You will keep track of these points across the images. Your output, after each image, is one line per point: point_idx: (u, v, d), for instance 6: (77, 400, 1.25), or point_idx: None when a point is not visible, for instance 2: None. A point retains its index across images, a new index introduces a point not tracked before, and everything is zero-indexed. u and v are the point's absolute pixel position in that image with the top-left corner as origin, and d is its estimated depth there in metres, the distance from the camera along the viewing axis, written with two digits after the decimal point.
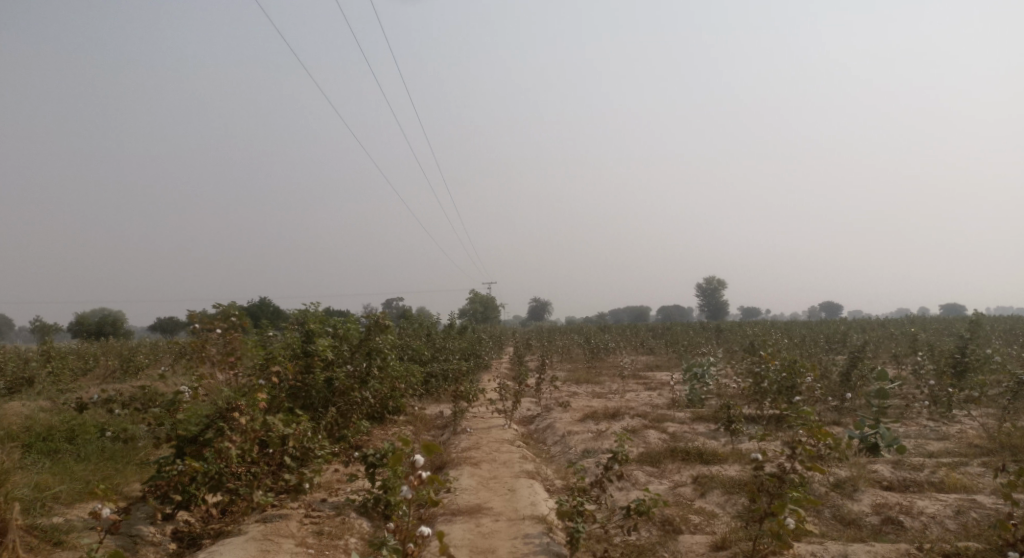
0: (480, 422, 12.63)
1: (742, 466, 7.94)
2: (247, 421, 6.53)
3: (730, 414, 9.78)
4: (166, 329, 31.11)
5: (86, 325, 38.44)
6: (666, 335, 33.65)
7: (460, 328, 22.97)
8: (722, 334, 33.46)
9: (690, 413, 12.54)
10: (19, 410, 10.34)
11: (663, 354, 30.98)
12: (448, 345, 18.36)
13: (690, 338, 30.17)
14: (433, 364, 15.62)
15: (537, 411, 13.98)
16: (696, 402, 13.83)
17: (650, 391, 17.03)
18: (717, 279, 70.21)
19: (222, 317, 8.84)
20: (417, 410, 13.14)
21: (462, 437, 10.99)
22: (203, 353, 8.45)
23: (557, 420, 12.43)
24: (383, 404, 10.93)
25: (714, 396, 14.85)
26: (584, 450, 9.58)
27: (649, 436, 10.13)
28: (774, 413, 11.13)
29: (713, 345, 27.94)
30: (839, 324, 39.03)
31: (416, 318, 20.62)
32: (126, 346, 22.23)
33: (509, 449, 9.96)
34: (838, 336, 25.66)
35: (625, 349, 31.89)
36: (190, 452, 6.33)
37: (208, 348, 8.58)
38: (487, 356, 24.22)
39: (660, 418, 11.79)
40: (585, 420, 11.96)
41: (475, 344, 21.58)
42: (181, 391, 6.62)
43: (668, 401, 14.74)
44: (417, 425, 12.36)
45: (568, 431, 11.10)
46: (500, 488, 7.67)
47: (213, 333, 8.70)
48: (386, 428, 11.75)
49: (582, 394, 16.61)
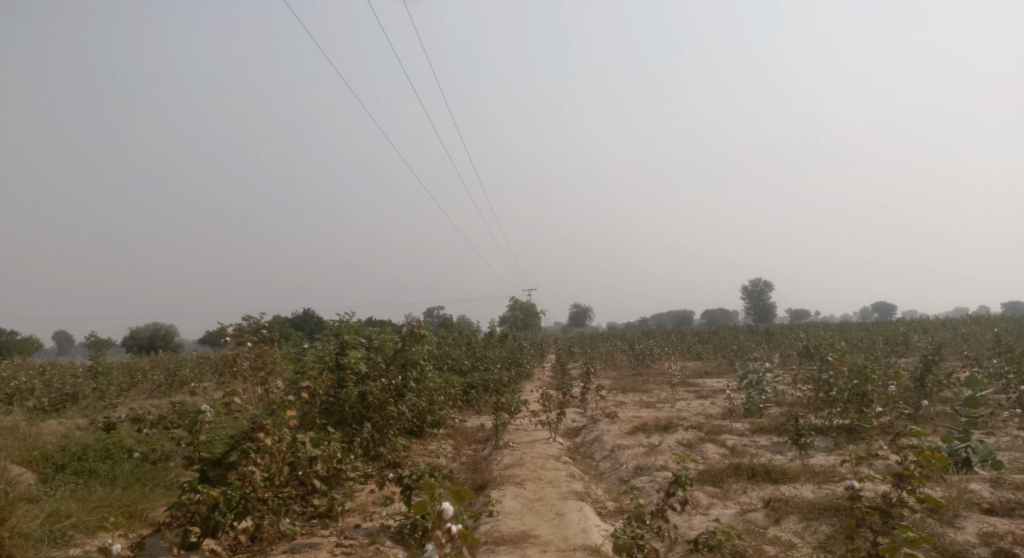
0: (524, 434, 12.04)
1: (817, 487, 7.12)
2: (274, 442, 6.11)
3: (798, 427, 8.93)
4: (213, 343, 31.45)
5: (140, 339, 39.50)
6: (714, 339, 32.51)
7: (501, 336, 22.48)
8: (772, 337, 32.09)
9: (749, 424, 11.68)
10: (57, 429, 10.23)
11: (711, 360, 29.85)
12: (489, 354, 17.85)
13: (739, 343, 28.96)
14: (474, 374, 15.10)
15: (583, 423, 13.32)
16: (754, 412, 12.93)
17: (701, 399, 16.15)
18: (762, 281, 68.04)
19: (252, 330, 8.38)
20: (457, 423, 12.65)
21: (504, 452, 10.43)
22: (235, 368, 8.09)
23: (605, 432, 11.75)
24: (422, 418, 10.46)
25: (773, 405, 13.92)
26: (636, 467, 8.88)
27: (707, 451, 9.36)
28: (844, 424, 10.21)
29: (764, 350, 26.74)
30: (896, 325, 37.09)
31: (456, 327, 20.18)
32: (173, 360, 22.42)
33: (555, 465, 9.32)
34: (901, 337, 24.21)
35: (671, 356, 30.85)
36: (213, 476, 5.93)
37: (240, 362, 8.18)
38: (529, 364, 23.66)
39: (716, 430, 10.98)
40: (635, 432, 11.23)
41: (516, 353, 21.03)
42: (203, 411, 6.24)
43: (723, 411, 13.85)
44: (457, 440, 11.86)
45: (617, 445, 10.39)
46: (547, 512, 7.04)
47: (245, 346, 8.30)
48: (426, 443, 11.25)
49: (630, 403, 15.84)
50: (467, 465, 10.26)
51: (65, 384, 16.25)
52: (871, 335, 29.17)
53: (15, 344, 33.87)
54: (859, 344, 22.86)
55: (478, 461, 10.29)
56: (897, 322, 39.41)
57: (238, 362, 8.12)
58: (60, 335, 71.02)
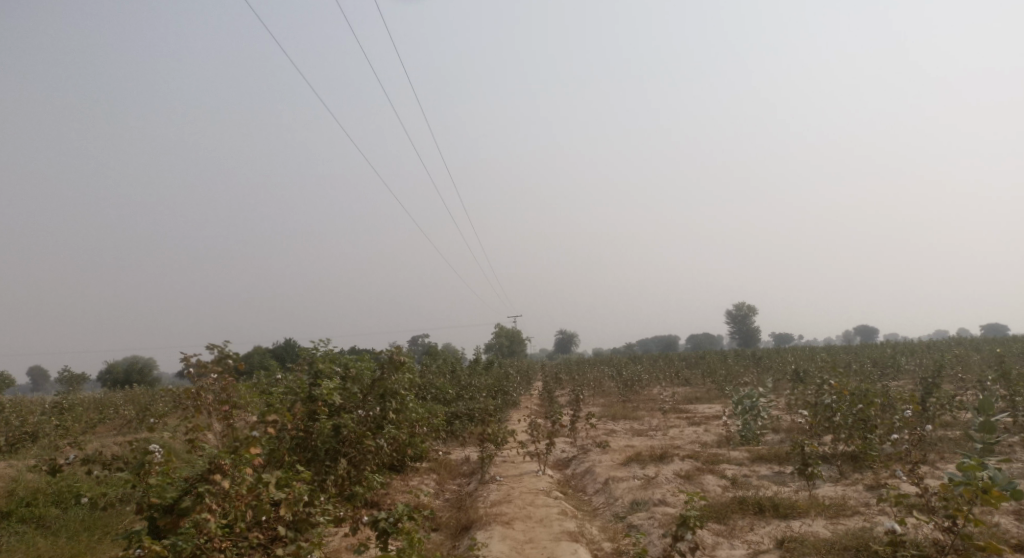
0: (511, 467, 11.40)
1: (830, 522, 6.56)
2: (232, 484, 5.50)
3: (804, 456, 8.41)
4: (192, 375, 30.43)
5: (117, 372, 38.30)
6: (702, 364, 32.14)
7: (487, 363, 21.87)
8: (761, 361, 31.74)
9: (748, 452, 11.15)
10: (5, 471, 9.41)
11: (700, 385, 29.40)
12: (474, 383, 17.24)
13: (728, 367, 28.57)
14: (458, 403, 14.44)
15: (573, 453, 12.73)
16: (751, 439, 12.42)
17: (694, 426, 15.61)
18: (746, 305, 68.03)
19: (216, 361, 7.72)
20: (441, 455, 11.99)
21: (490, 487, 9.80)
22: (198, 401, 7.40)
23: (597, 463, 11.17)
24: (402, 452, 9.81)
25: (769, 431, 13.42)
26: (632, 502, 8.30)
27: (706, 482, 8.79)
28: (848, 450, 9.72)
29: (754, 374, 26.35)
30: (881, 347, 37.03)
31: (441, 354, 19.55)
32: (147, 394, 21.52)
33: (546, 501, 8.69)
34: (890, 359, 23.97)
35: (659, 382, 30.38)
36: (164, 524, 5.29)
37: (204, 394, 7.48)
38: (516, 392, 23.03)
39: (713, 459, 10.43)
40: (629, 463, 10.63)
41: (503, 381, 20.42)
42: (154, 452, 5.61)
43: (718, 439, 13.31)
44: (441, 474, 11.21)
45: (610, 477, 9.80)
46: (537, 556, 6.42)
47: (209, 379, 7.63)
48: (407, 478, 10.58)
49: (621, 431, 15.26)
50: (451, 502, 9.60)
51: (27, 421, 15.34)
52: (859, 358, 28.97)
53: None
54: (849, 367, 22.54)
55: (463, 498, 9.62)
56: (883, 345, 39.33)
57: (202, 395, 7.44)
58: (34, 369, 68.97)
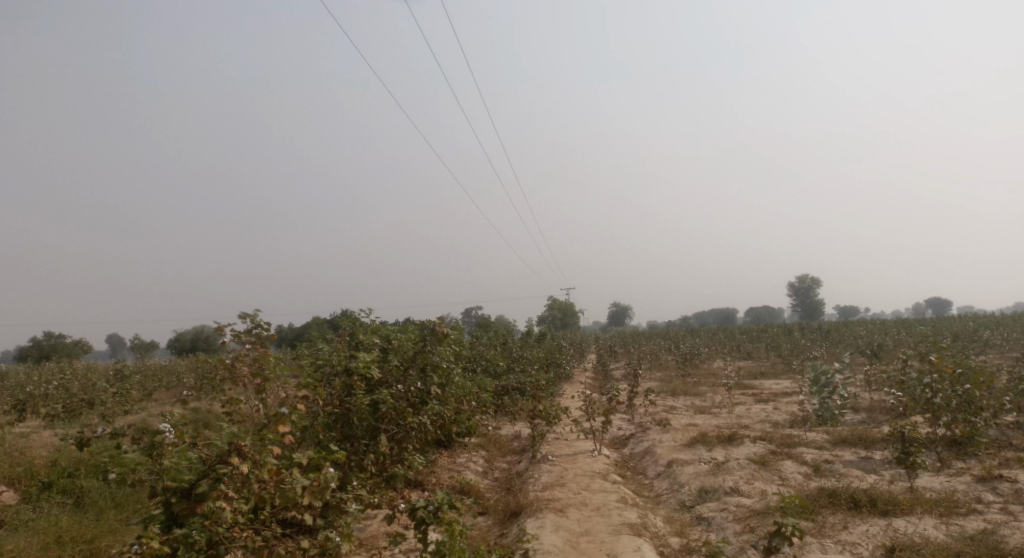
0: (564, 446, 10.68)
1: (942, 522, 5.54)
2: (251, 468, 4.90)
3: (904, 440, 7.18)
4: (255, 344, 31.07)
5: (185, 341, 39.59)
6: (765, 338, 30.54)
7: (539, 335, 21.16)
8: (829, 335, 29.86)
9: (827, 434, 10.06)
10: (54, 441, 9.32)
11: (763, 359, 27.93)
12: (525, 355, 16.54)
13: (794, 341, 26.97)
14: (509, 377, 13.78)
15: (630, 431, 11.92)
16: (829, 419, 11.27)
17: (762, 404, 14.50)
18: (810, 277, 64.84)
19: (249, 331, 7.13)
20: (491, 431, 11.39)
21: (542, 468, 9.13)
22: (234, 372, 6.82)
23: (658, 443, 10.32)
24: (447, 429, 9.20)
25: (848, 411, 12.23)
26: (700, 490, 7.44)
27: (784, 470, 7.83)
28: (947, 434, 8.56)
29: (823, 349, 24.77)
30: (963, 320, 34.40)
31: (492, 326, 18.92)
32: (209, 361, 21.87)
33: (602, 486, 7.93)
34: (976, 331, 21.96)
35: (719, 357, 29.03)
36: (180, 510, 4.78)
37: (238, 366, 6.91)
38: (570, 365, 22.28)
39: (788, 442, 9.42)
40: (693, 444, 9.73)
41: (555, 354, 19.67)
42: (165, 432, 5.10)
43: (790, 418, 12.22)
44: (489, 452, 10.62)
45: (673, 460, 8.95)
46: (594, 552, 5.68)
47: (244, 349, 7.08)
48: (453, 456, 10.06)
49: (682, 408, 14.30)
50: (500, 483, 9.01)
51: (88, 388, 15.57)
52: (940, 331, 26.80)
53: (64, 347, 34.14)
54: (932, 342, 20.70)
55: (512, 479, 9.00)
56: (963, 317, 36.59)
57: (238, 366, 6.87)
58: (114, 338, 72.67)
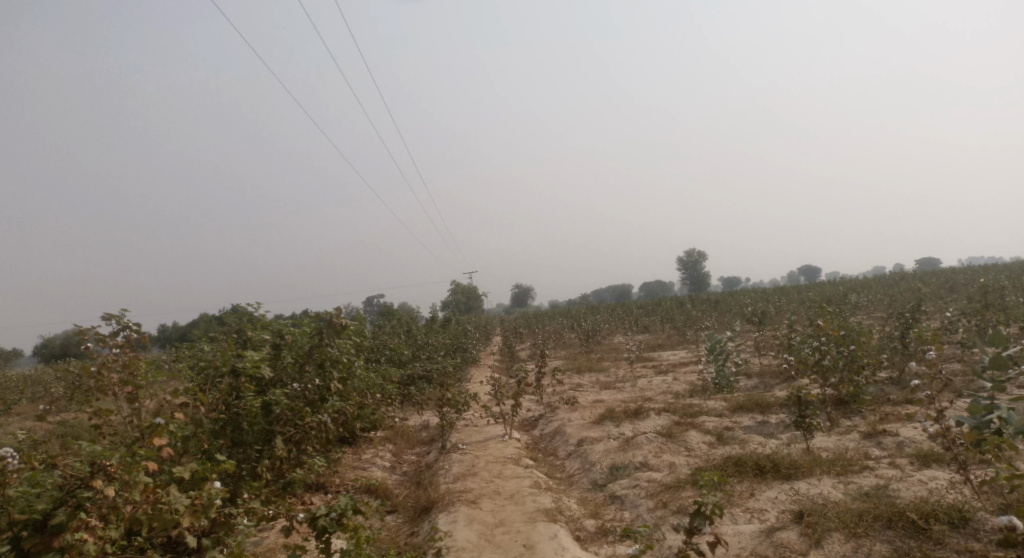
0: (475, 432, 10.46)
1: (840, 482, 5.84)
2: (119, 491, 4.21)
3: (801, 405, 7.52)
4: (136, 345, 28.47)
5: (52, 346, 35.66)
6: (660, 311, 31.85)
7: (444, 320, 20.78)
8: (717, 305, 31.64)
9: (726, 401, 10.48)
10: None
11: (659, 331, 29.14)
12: (430, 342, 16.13)
13: (687, 312, 28.30)
14: (414, 365, 13.34)
15: (540, 412, 11.90)
16: (726, 387, 11.78)
17: (662, 375, 14.99)
18: (698, 252, 68.58)
19: (115, 335, 6.23)
20: (397, 423, 10.95)
21: (452, 457, 8.86)
22: (99, 382, 5.92)
23: (567, 422, 10.34)
24: (349, 425, 8.66)
25: (742, 377, 12.89)
26: (611, 467, 7.45)
27: (690, 440, 8.02)
28: (833, 394, 9.16)
29: (713, 319, 26.16)
30: (831, 285, 37.58)
31: (395, 313, 18.30)
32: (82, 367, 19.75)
33: (515, 472, 7.78)
34: (845, 295, 23.98)
35: (619, 332, 29.95)
36: (30, 548, 3.99)
37: (105, 373, 6.01)
38: (476, 348, 22.10)
39: (691, 412, 9.70)
40: (602, 421, 9.79)
41: (460, 338, 19.38)
42: (8, 458, 4.00)
43: (690, 387, 12.68)
44: (397, 445, 10.21)
45: (584, 438, 8.95)
46: (511, 544, 5.49)
47: (110, 355, 6.18)
48: (359, 452, 9.55)
49: (589, 385, 14.51)
50: (410, 477, 8.63)
51: None
52: (814, 296, 29.07)
53: None
54: (809, 307, 22.37)
55: (422, 472, 8.66)
56: (832, 282, 39.99)
57: (104, 374, 5.98)
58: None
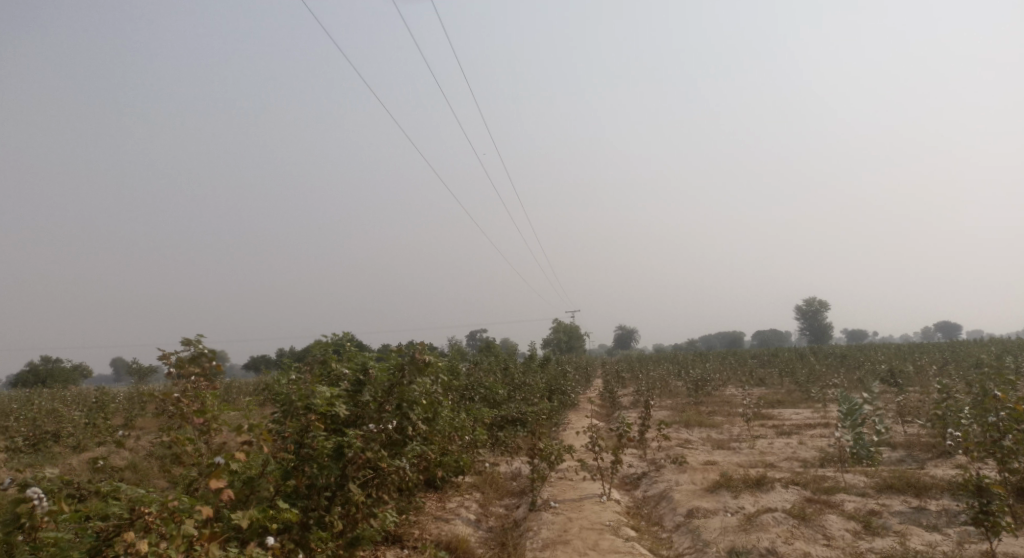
0: (568, 488, 9.50)
1: None
2: (155, 544, 3.80)
3: (982, 501, 5.83)
4: (254, 367, 29.88)
5: None
6: (778, 362, 29.25)
7: (543, 360, 19.98)
8: (845, 359, 28.58)
9: (869, 477, 8.84)
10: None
11: (777, 384, 26.66)
12: (528, 382, 15.36)
13: (810, 366, 25.70)
14: (510, 406, 12.59)
15: (642, 470, 10.73)
16: (866, 458, 10.04)
17: (785, 437, 13.26)
18: (819, 301, 63.57)
19: (193, 360, 6.03)
20: (487, 469, 10.21)
21: (542, 516, 7.97)
22: (178, 410, 5.70)
23: (675, 485, 9.13)
24: (432, 471, 8.00)
25: (885, 448, 11.02)
26: (729, 551, 6.24)
27: (828, 525, 6.62)
28: (1015, 481, 7.36)
29: (841, 374, 23.52)
30: (982, 344, 33.01)
31: (494, 350, 17.75)
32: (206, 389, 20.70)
33: (613, 544, 6.75)
34: (1007, 356, 20.67)
35: (732, 383, 27.73)
36: None
37: (184, 402, 5.78)
38: (575, 391, 21.03)
39: (825, 487, 8.20)
40: (716, 489, 8.49)
41: (559, 380, 18.47)
42: (37, 500, 3.68)
43: (821, 455, 10.99)
44: (484, 494, 9.44)
45: (693, 509, 7.75)
46: None
47: (188, 381, 5.98)
48: (443, 499, 8.88)
49: (699, 443, 13.08)
50: (495, 535, 7.82)
51: (53, 416, 14.23)
52: (964, 356, 25.47)
53: (59, 372, 30.63)
54: (961, 369, 19.43)
55: (508, 531, 7.82)
56: (982, 340, 35.23)
57: (183, 403, 5.75)
58: (117, 361, 71.46)
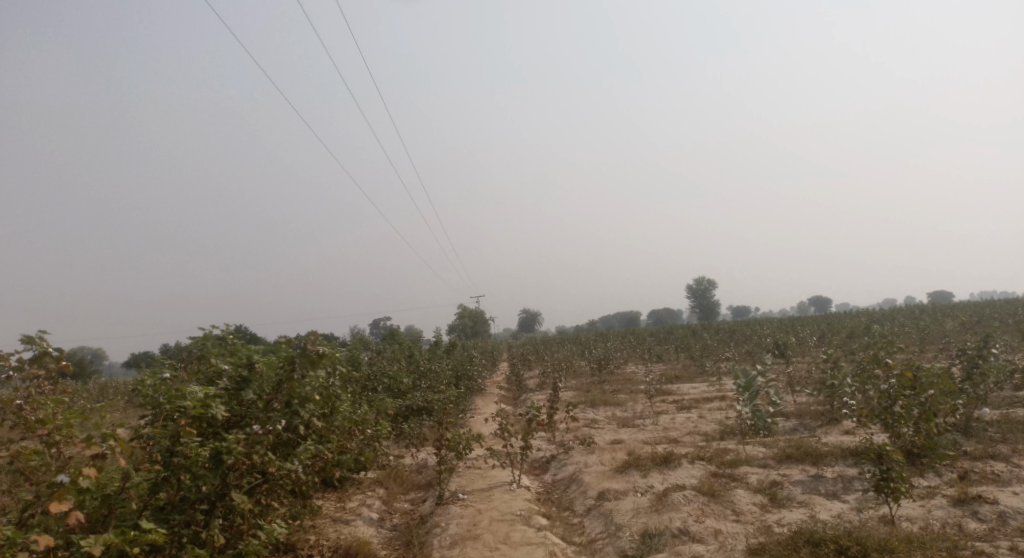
0: (477, 477, 9.13)
1: None
2: None
3: (884, 467, 6.00)
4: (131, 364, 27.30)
5: None
6: (675, 339, 30.43)
7: (448, 345, 19.48)
8: (734, 334, 30.18)
9: (767, 447, 9.11)
10: None
11: (674, 361, 27.72)
12: (434, 368, 14.82)
13: (704, 341, 26.89)
14: (415, 394, 12.03)
15: (551, 453, 10.56)
16: (764, 429, 10.38)
17: (686, 412, 13.61)
18: (708, 280, 67.15)
19: (36, 362, 5.01)
20: (391, 462, 9.64)
21: (450, 510, 7.53)
22: (19, 418, 4.76)
23: (585, 467, 8.99)
24: (328, 471, 7.34)
25: (779, 418, 11.51)
26: (643, 534, 6.09)
27: (737, 501, 6.66)
28: (901, 445, 7.77)
29: (732, 349, 24.74)
30: (849, 316, 36.04)
31: (397, 337, 17.04)
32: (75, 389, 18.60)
33: (525, 536, 6.44)
34: (875, 327, 22.51)
35: (633, 361, 28.54)
36: None
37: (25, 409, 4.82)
38: (481, 376, 20.73)
39: (729, 460, 8.33)
40: (626, 469, 8.42)
41: (465, 364, 18.07)
42: None
43: (721, 428, 11.31)
44: (388, 490, 8.88)
45: (605, 491, 7.61)
46: None
47: (31, 387, 4.98)
48: (343, 498, 8.25)
49: (606, 422, 13.15)
50: (399, 534, 7.32)
51: None
52: (837, 327, 27.59)
53: None
54: (837, 339, 20.93)
55: (414, 529, 7.34)
56: (849, 312, 38.53)
57: (26, 410, 4.80)
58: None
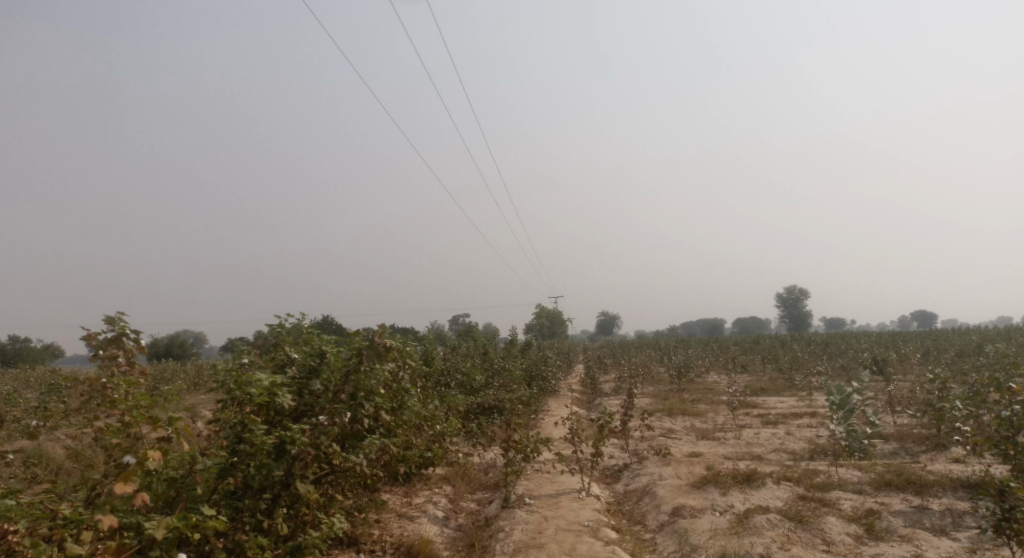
0: (546, 482, 8.85)
1: None
2: None
3: (1007, 506, 5.22)
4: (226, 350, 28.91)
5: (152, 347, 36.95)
6: (761, 349, 28.92)
7: (523, 345, 19.29)
8: (827, 347, 28.31)
9: (864, 472, 8.29)
10: None
11: (760, 372, 26.30)
12: (507, 367, 14.66)
13: (794, 353, 25.35)
14: (486, 393, 11.90)
15: (624, 462, 10.11)
16: (859, 452, 9.49)
17: (772, 428, 12.74)
18: (800, 288, 63.65)
19: (115, 342, 5.19)
20: (460, 460, 9.52)
21: (514, 515, 7.30)
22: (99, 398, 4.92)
23: (659, 479, 8.51)
24: (396, 465, 7.27)
25: (878, 440, 10.52)
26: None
27: (828, 529, 6.04)
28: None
29: (825, 362, 23.18)
30: (960, 333, 32.96)
31: (472, 334, 17.02)
32: (174, 370, 19.84)
33: (592, 549, 6.09)
34: (991, 346, 20.40)
35: (715, 370, 27.35)
36: None
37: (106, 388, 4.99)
38: (556, 378, 20.42)
39: (820, 483, 7.63)
40: (703, 485, 7.89)
41: (540, 365, 17.81)
42: None
43: (811, 447, 10.47)
44: (455, 489, 8.75)
45: (680, 507, 7.14)
46: None
47: (111, 365, 5.16)
48: (410, 494, 8.20)
49: (684, 433, 12.52)
50: (463, 535, 7.16)
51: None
52: (946, 344, 25.26)
53: (28, 353, 29.33)
54: (947, 357, 19.09)
55: (478, 532, 7.15)
56: (960, 329, 35.30)
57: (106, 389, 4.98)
58: None
